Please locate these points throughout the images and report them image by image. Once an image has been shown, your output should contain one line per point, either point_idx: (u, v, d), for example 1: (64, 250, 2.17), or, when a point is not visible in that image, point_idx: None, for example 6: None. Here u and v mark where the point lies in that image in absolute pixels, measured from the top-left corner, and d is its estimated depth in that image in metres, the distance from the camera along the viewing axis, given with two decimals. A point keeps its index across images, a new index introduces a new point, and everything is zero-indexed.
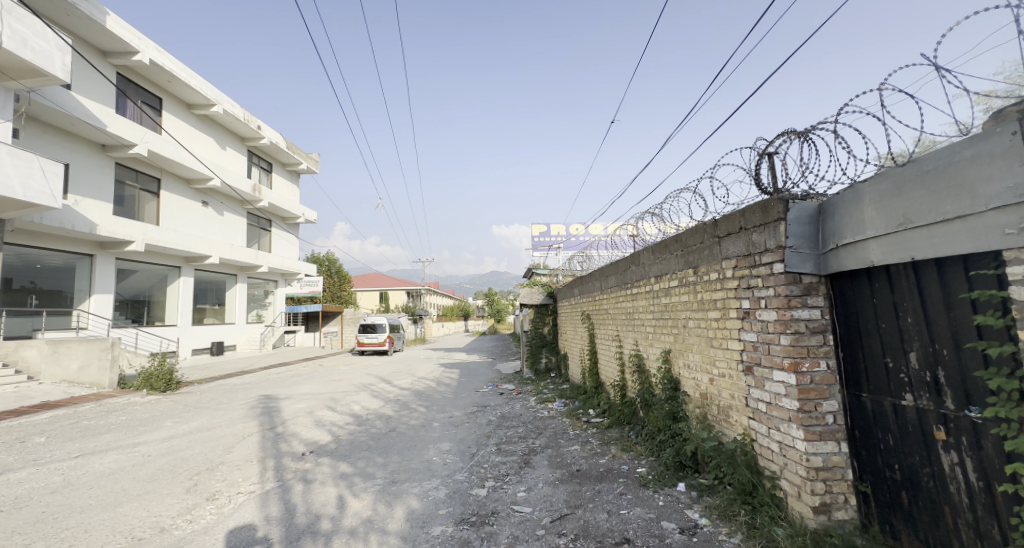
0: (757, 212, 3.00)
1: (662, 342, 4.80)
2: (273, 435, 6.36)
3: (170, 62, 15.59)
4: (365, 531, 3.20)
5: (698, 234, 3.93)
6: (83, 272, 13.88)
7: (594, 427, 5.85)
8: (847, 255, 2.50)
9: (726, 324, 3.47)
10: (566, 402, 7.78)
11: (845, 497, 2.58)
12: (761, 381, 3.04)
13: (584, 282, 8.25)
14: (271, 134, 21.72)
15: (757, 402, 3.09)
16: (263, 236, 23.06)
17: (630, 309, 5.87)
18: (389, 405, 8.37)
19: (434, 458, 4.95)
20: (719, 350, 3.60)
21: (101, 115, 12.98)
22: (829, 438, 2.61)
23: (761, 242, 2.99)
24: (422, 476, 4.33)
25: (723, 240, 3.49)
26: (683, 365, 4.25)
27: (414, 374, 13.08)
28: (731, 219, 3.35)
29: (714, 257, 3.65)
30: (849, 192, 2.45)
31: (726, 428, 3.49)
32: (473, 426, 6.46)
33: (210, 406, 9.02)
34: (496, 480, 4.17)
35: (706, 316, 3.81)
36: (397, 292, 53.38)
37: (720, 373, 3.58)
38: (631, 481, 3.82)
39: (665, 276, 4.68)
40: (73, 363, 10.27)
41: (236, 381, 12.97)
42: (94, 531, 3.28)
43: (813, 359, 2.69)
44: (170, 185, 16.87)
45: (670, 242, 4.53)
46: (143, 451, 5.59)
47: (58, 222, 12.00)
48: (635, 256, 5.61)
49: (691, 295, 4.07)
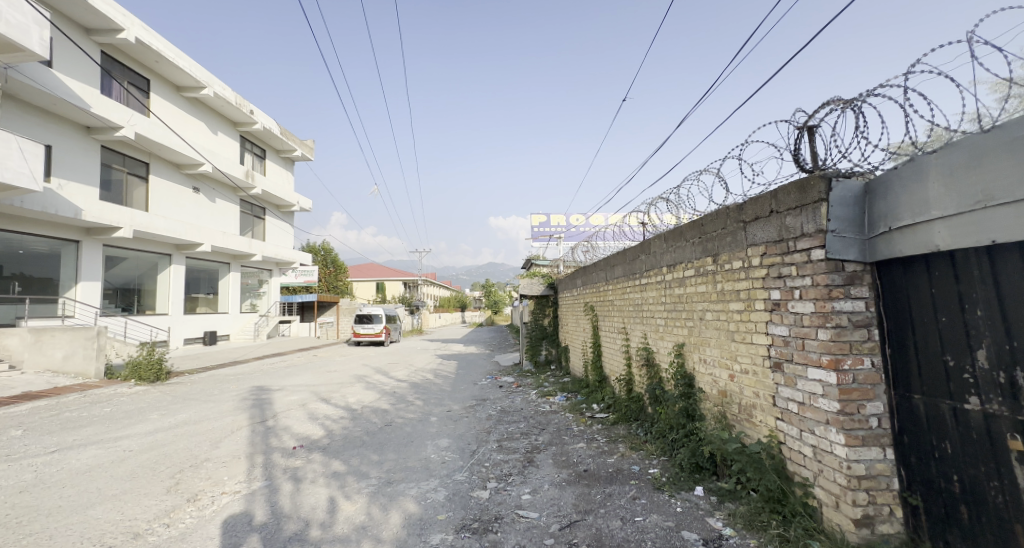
0: (794, 192, 2.72)
1: (675, 335, 4.54)
2: (263, 430, 6.08)
3: (157, 40, 15.03)
4: (357, 539, 2.93)
5: (719, 219, 3.65)
6: (69, 258, 13.47)
7: (599, 423, 5.62)
8: (902, 240, 2.21)
9: (751, 317, 3.21)
10: (568, 396, 7.56)
11: (891, 508, 2.33)
12: (792, 379, 2.77)
13: (589, 273, 7.98)
14: (264, 119, 21.17)
15: (786, 402, 2.83)
16: (257, 224, 22.60)
17: (638, 301, 5.60)
18: (385, 398, 8.09)
19: (432, 456, 4.68)
20: (741, 345, 3.33)
21: (84, 95, 12.46)
22: (873, 443, 2.36)
23: (796, 225, 2.70)
24: (419, 476, 4.07)
25: (749, 225, 3.21)
26: (699, 360, 4.00)
27: (411, 365, 12.83)
28: (761, 201, 3.07)
29: (738, 244, 3.37)
30: (907, 166, 2.16)
31: (750, 429, 3.24)
32: (472, 421, 6.19)
33: (200, 397, 8.73)
34: (498, 481, 3.91)
35: (727, 308, 3.54)
36: (394, 282, 53.06)
37: (743, 369, 3.32)
38: (644, 484, 3.57)
39: (679, 264, 4.40)
40: (58, 352, 9.94)
41: (228, 371, 12.67)
42: (60, 537, 2.99)
43: (856, 356, 2.42)
44: (160, 170, 16.40)
45: (685, 228, 4.26)
46: (124, 446, 5.30)
47: (40, 206, 11.58)
48: (644, 244, 5.34)
49: (710, 285, 3.80)
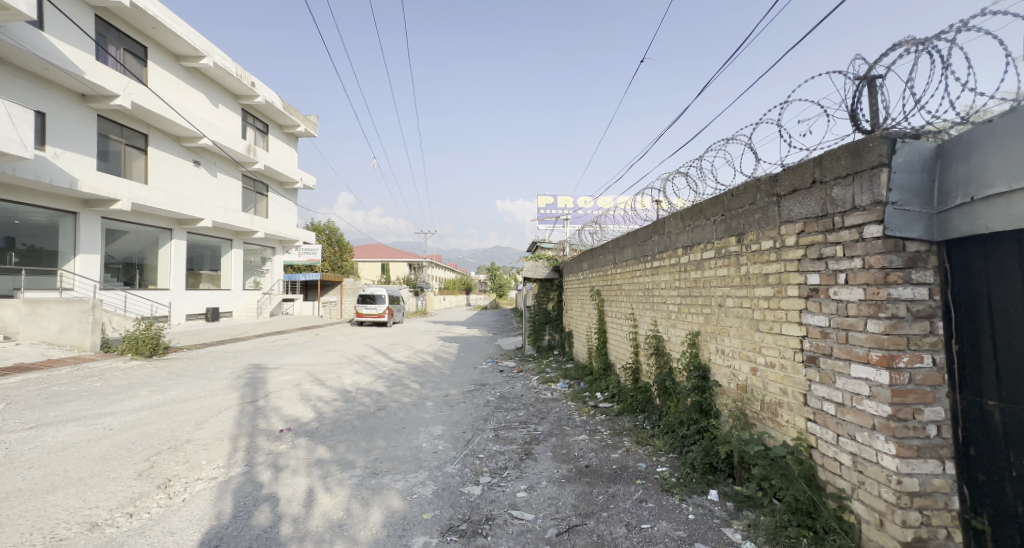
0: (845, 157, 2.32)
1: (688, 323, 4.18)
2: (252, 410, 5.83)
3: (153, 5, 14.56)
4: (333, 538, 2.65)
5: (747, 193, 3.24)
6: (67, 231, 13.30)
7: (603, 413, 5.31)
8: (988, 212, 1.81)
9: (780, 304, 2.83)
10: (570, 383, 7.27)
11: (948, 532, 1.98)
12: (830, 377, 2.41)
13: (595, 255, 7.60)
14: (266, 92, 20.69)
15: (821, 402, 2.48)
16: (259, 201, 22.31)
17: (648, 285, 5.23)
18: (381, 380, 7.84)
19: (424, 444, 4.40)
20: (767, 336, 2.98)
21: (76, 60, 12.08)
22: (931, 455, 1.98)
23: (845, 198, 2.31)
24: (408, 467, 3.80)
25: (785, 199, 2.80)
26: (715, 351, 3.65)
27: (412, 347, 12.62)
28: (801, 169, 2.65)
29: (769, 221, 2.96)
30: (1006, 119, 1.74)
31: (773, 430, 2.89)
32: (469, 408, 5.92)
33: (194, 374, 8.54)
34: (492, 476, 3.61)
35: (751, 294, 3.16)
36: (399, 263, 52.91)
37: (767, 362, 2.98)
38: (651, 484, 3.24)
39: (696, 246, 4.01)
40: (53, 325, 9.77)
41: (227, 348, 12.52)
42: (8, 527, 2.72)
43: (913, 352, 2.03)
44: (159, 142, 16.08)
45: (705, 205, 3.86)
46: (106, 424, 5.06)
47: (33, 174, 11.35)
48: (658, 224, 4.93)
49: (732, 269, 3.42)
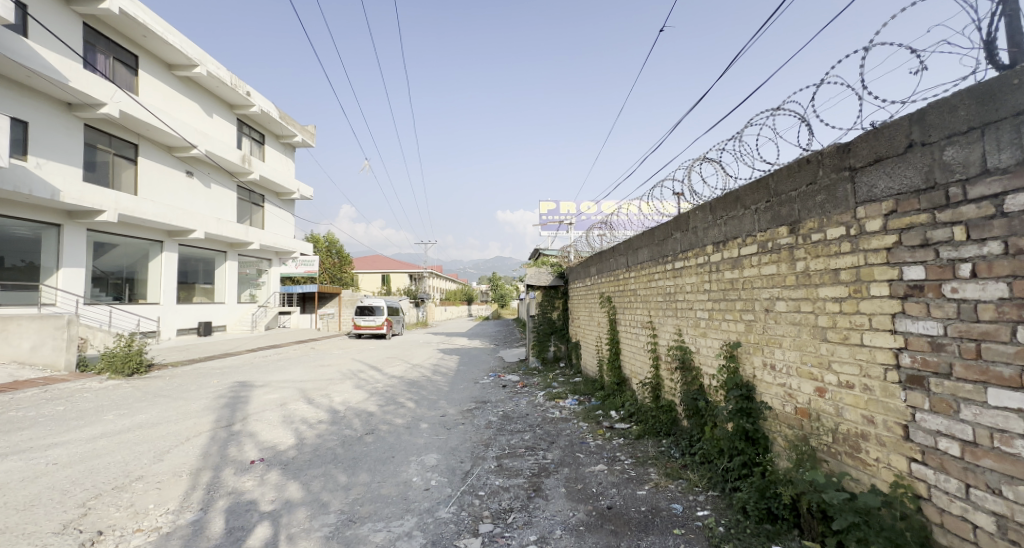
0: (964, 107, 1.73)
1: (723, 331, 3.55)
2: (224, 437, 5.17)
3: (145, 13, 14.27)
4: None
5: (804, 171, 2.63)
6: (49, 243, 12.76)
7: (620, 436, 4.66)
8: None
9: (859, 308, 2.21)
10: (580, 399, 6.60)
11: None
12: (948, 404, 1.78)
13: (605, 259, 7.00)
14: (261, 101, 20.38)
15: (933, 438, 1.84)
16: (256, 212, 21.89)
17: (669, 289, 4.61)
18: (373, 399, 7.19)
19: (413, 479, 3.75)
20: (839, 348, 2.35)
21: (61, 67, 11.64)
22: None
23: (965, 160, 1.71)
24: (392, 510, 3.15)
25: (862, 173, 2.20)
26: (763, 366, 3.02)
27: (410, 360, 11.95)
28: (889, 132, 2.06)
29: (837, 204, 2.35)
30: None
31: (855, 470, 2.24)
32: (469, 430, 5.26)
33: (172, 394, 7.87)
34: (494, 523, 2.95)
35: (814, 295, 2.53)
36: (400, 274, 52.39)
37: (840, 383, 2.35)
38: (694, 538, 2.58)
39: (731, 240, 3.41)
40: (25, 343, 9.18)
41: (215, 364, 11.84)
42: None
43: None
44: (150, 152, 15.70)
45: (743, 191, 3.25)
46: (52, 457, 4.41)
47: (12, 184, 10.82)
48: (680, 219, 4.33)
49: (784, 266, 2.80)
